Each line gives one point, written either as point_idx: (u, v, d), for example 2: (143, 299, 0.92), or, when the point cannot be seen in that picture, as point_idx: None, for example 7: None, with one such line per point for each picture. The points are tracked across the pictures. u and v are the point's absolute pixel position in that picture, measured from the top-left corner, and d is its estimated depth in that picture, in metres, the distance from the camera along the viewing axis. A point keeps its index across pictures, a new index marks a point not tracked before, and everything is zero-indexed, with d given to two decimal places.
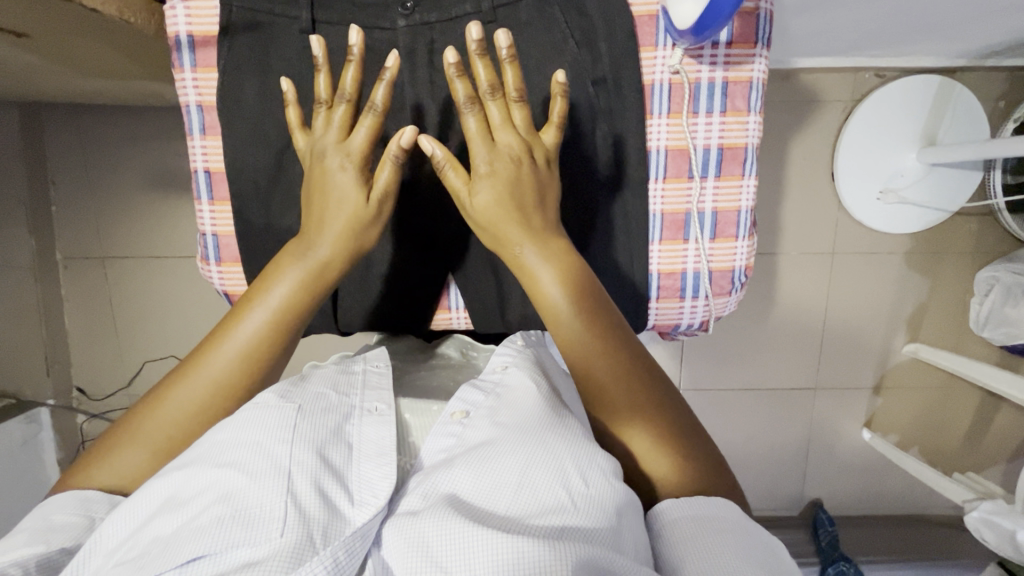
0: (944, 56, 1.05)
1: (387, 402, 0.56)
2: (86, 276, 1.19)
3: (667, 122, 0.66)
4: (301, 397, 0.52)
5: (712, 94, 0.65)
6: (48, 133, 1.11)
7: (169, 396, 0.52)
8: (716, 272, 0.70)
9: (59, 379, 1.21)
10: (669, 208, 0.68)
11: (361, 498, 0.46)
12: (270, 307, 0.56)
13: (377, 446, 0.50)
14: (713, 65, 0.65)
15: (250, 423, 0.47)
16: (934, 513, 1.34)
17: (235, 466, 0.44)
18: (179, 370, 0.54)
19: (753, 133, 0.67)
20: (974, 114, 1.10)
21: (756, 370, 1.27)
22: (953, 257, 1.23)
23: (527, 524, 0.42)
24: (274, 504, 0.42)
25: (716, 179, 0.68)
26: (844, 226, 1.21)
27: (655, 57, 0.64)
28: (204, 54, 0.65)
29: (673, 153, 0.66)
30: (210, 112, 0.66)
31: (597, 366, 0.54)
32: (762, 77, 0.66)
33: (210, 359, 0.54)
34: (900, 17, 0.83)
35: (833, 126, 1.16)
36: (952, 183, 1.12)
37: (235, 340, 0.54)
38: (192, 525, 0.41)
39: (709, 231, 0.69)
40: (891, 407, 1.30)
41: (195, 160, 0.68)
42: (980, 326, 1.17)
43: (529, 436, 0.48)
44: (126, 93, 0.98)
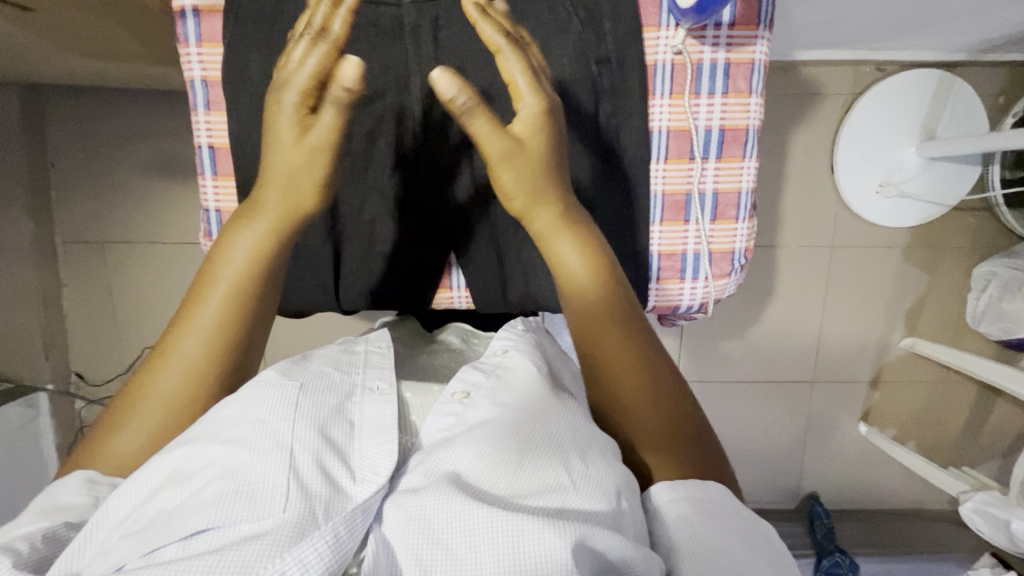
0: (944, 50, 1.05)
1: (389, 381, 0.57)
2: (87, 262, 1.19)
3: (670, 102, 0.66)
4: (303, 375, 0.53)
5: (714, 76, 0.66)
6: (49, 117, 1.11)
7: (151, 375, 0.51)
8: (715, 253, 0.70)
9: (57, 364, 1.21)
10: (670, 188, 0.68)
11: (362, 475, 0.47)
12: (230, 279, 0.54)
13: (378, 424, 0.51)
14: (716, 46, 0.65)
15: (253, 401, 0.48)
16: (928, 506, 1.35)
17: (238, 442, 0.45)
18: (156, 352, 0.53)
19: (754, 116, 0.68)
20: (974, 107, 1.11)
21: (753, 362, 1.27)
22: (951, 251, 1.23)
23: (524, 502, 0.43)
24: (277, 480, 0.43)
25: (717, 161, 0.68)
26: (843, 220, 1.21)
27: (659, 38, 0.64)
28: (209, 28, 0.65)
29: (675, 133, 0.67)
30: (214, 87, 0.66)
31: (604, 345, 0.55)
32: (764, 59, 0.67)
33: (181, 336, 0.52)
34: (903, 9, 0.83)
35: (833, 119, 1.16)
36: (950, 177, 1.13)
37: (199, 320, 0.53)
38: (198, 497, 0.42)
39: (709, 212, 0.69)
40: (888, 400, 1.30)
41: (199, 136, 0.68)
42: (977, 320, 1.19)
43: (526, 420, 0.48)
44: (128, 76, 0.98)
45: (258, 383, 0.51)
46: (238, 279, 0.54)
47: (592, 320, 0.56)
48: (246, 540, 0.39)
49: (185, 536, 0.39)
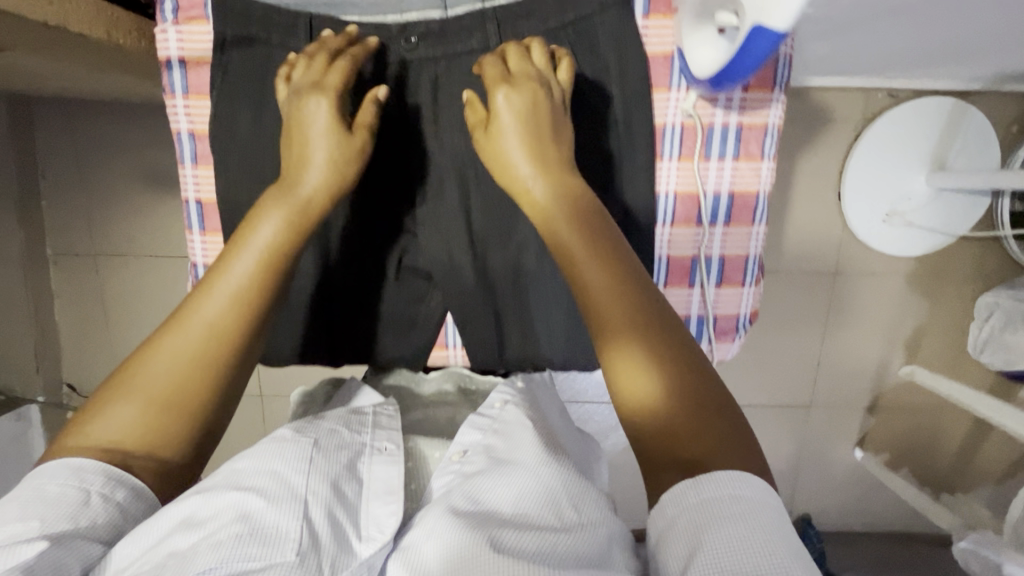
0: (959, 79, 1.02)
1: (396, 442, 0.56)
2: (77, 273, 1.17)
3: (678, 165, 0.64)
4: (316, 432, 0.53)
5: (726, 139, 0.64)
6: (38, 126, 1.08)
7: (161, 344, 0.48)
8: (720, 318, 0.69)
9: (49, 376, 1.20)
10: (675, 253, 0.67)
11: (368, 533, 0.45)
12: (260, 246, 0.52)
13: (385, 485, 0.50)
14: (727, 109, 0.63)
15: (270, 450, 0.47)
16: (921, 531, 1.35)
17: (255, 489, 0.44)
18: (167, 322, 0.50)
19: (765, 180, 0.65)
20: (986, 138, 1.08)
21: (751, 386, 1.27)
22: (955, 281, 1.22)
23: (531, 541, 0.41)
24: (289, 530, 0.42)
25: (725, 226, 0.66)
26: (848, 247, 1.19)
27: (669, 100, 0.63)
28: (195, 80, 0.64)
29: (683, 197, 0.65)
30: (200, 140, 0.66)
31: (599, 290, 0.47)
32: (778, 123, 0.64)
33: (200, 303, 0.50)
34: (920, 44, 0.80)
35: (842, 145, 1.14)
36: (959, 208, 1.11)
37: (224, 283, 0.50)
38: (206, 537, 0.40)
39: (715, 277, 0.68)
40: (884, 427, 1.30)
41: (186, 190, 0.68)
42: (977, 351, 1.17)
43: (529, 471, 0.48)
44: (118, 90, 0.95)
45: (272, 439, 0.50)
46: (268, 249, 0.52)
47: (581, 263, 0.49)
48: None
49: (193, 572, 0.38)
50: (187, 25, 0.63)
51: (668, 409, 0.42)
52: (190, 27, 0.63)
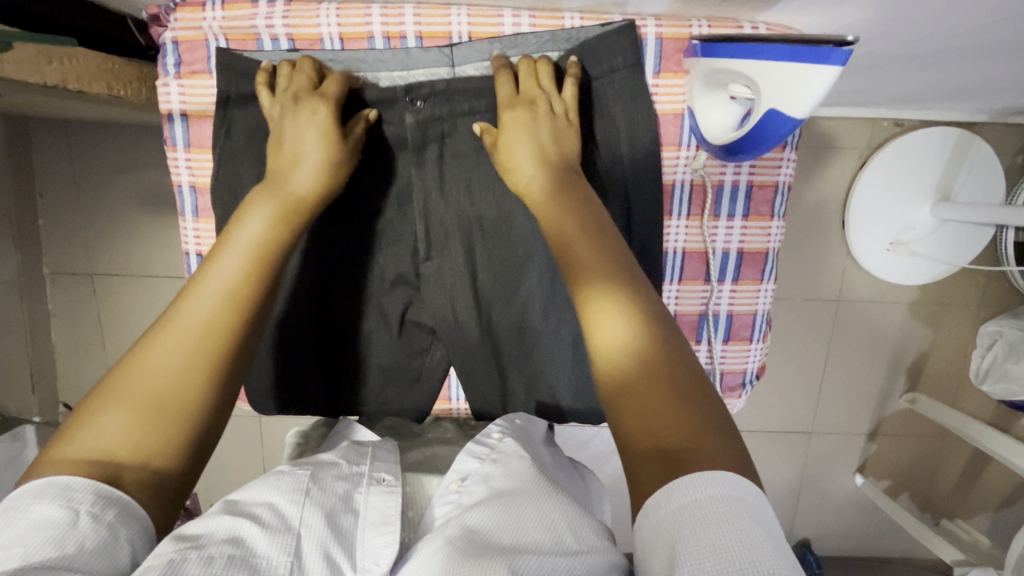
0: (965, 111, 1.02)
1: (394, 473, 0.56)
2: (75, 292, 1.16)
3: (686, 224, 0.65)
4: (315, 466, 0.53)
5: (735, 198, 0.64)
6: (36, 146, 1.07)
7: (150, 348, 0.46)
8: (727, 374, 0.69)
9: (45, 396, 1.18)
10: (683, 309, 0.67)
11: (363, 566, 0.45)
12: (247, 241, 0.53)
13: (381, 515, 0.50)
14: (738, 169, 0.63)
15: (267, 484, 0.48)
16: (919, 556, 1.35)
17: (249, 517, 0.45)
18: (157, 323, 0.48)
19: (775, 238, 0.66)
20: (991, 169, 1.08)
21: (751, 411, 1.26)
22: (958, 309, 1.21)
23: (524, 561, 0.41)
24: (281, 561, 0.42)
25: (733, 283, 0.66)
26: (850, 274, 1.19)
27: (678, 158, 0.63)
28: (196, 135, 0.65)
29: (690, 254, 0.65)
30: (201, 193, 0.67)
31: (583, 261, 0.50)
32: (789, 181, 0.65)
33: (192, 298, 0.49)
34: (929, 83, 0.80)
35: (847, 173, 1.13)
36: (962, 238, 1.11)
37: (219, 275, 0.50)
38: (195, 553, 0.40)
39: (723, 333, 0.67)
40: (884, 453, 1.30)
41: (186, 242, 0.69)
42: (980, 378, 1.16)
43: (518, 499, 0.48)
44: (117, 115, 0.94)
45: (271, 475, 0.51)
46: (258, 239, 0.53)
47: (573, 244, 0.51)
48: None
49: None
50: (188, 80, 0.64)
51: (632, 359, 0.43)
52: (191, 82, 0.64)
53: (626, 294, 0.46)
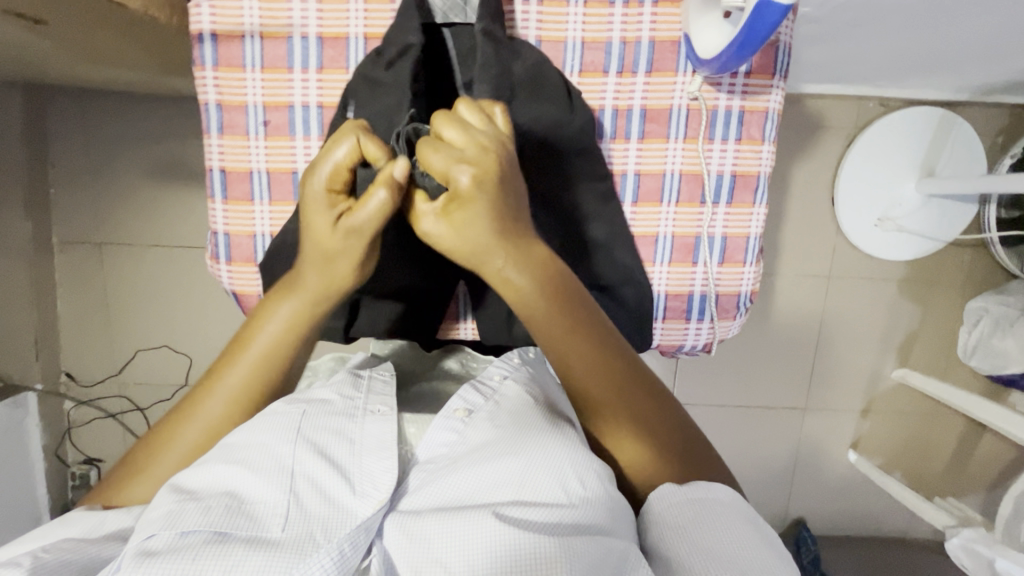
0: (947, 89, 1.07)
1: (390, 404, 0.56)
2: (80, 261, 1.17)
3: (683, 146, 0.68)
4: (307, 402, 0.54)
5: (728, 122, 0.68)
6: (51, 115, 1.10)
7: (180, 431, 0.54)
8: (722, 296, 0.71)
9: (47, 365, 1.19)
10: (680, 231, 0.70)
11: (363, 490, 0.48)
12: (262, 346, 0.56)
13: (378, 440, 0.52)
14: (731, 94, 0.67)
15: (259, 426, 0.50)
16: (913, 536, 1.37)
17: (242, 463, 0.48)
18: (185, 409, 0.56)
19: (766, 162, 0.69)
20: (973, 148, 1.13)
21: (747, 387, 1.28)
22: (946, 286, 1.25)
23: (527, 518, 0.44)
24: (278, 501, 0.46)
25: (728, 206, 0.70)
26: (841, 251, 1.23)
27: (675, 83, 0.67)
28: (226, 53, 0.66)
29: (687, 177, 0.69)
30: (228, 111, 0.68)
31: (597, 393, 0.57)
32: (778, 107, 0.68)
33: (213, 398, 0.55)
34: (910, 52, 0.85)
35: (836, 151, 1.18)
36: (948, 214, 1.15)
37: (235, 379, 0.56)
38: (194, 505, 0.44)
39: (718, 255, 0.71)
40: (877, 430, 1.32)
41: (211, 159, 0.69)
42: (967, 354, 1.20)
43: (522, 438, 0.50)
44: (134, 81, 0.97)
45: (266, 412, 0.53)
46: (279, 338, 0.56)
47: (594, 370, 0.56)
48: (242, 548, 0.42)
49: (178, 531, 0.42)
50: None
51: (647, 471, 0.58)
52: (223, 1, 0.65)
53: (638, 425, 0.57)
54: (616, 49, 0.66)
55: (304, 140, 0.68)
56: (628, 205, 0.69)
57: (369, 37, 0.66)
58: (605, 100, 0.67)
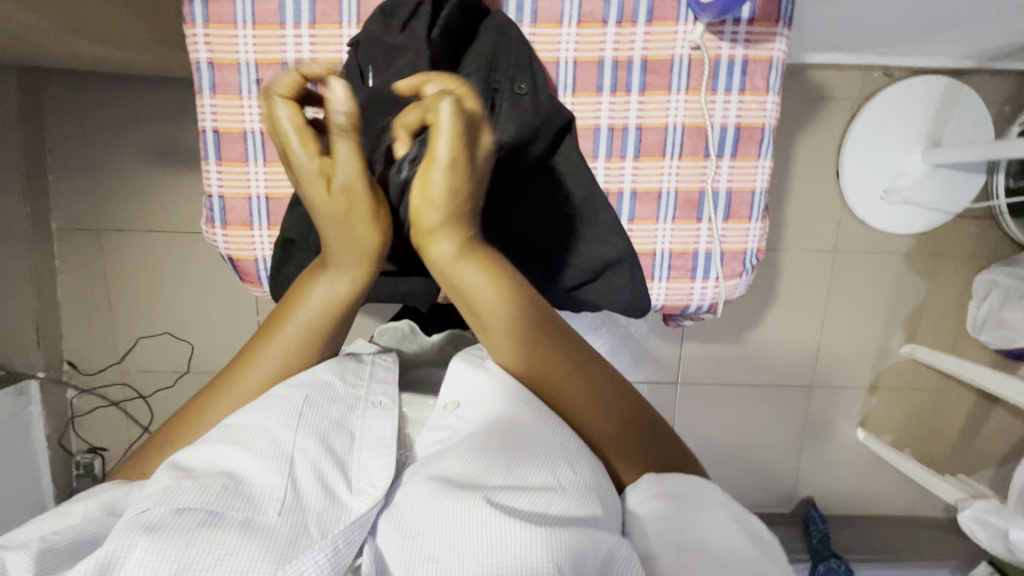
0: (953, 56, 1.05)
1: (391, 397, 0.55)
2: (81, 248, 1.17)
3: (685, 98, 0.67)
4: (309, 381, 0.52)
5: (732, 72, 0.66)
6: (47, 100, 1.10)
7: (194, 421, 0.53)
8: (728, 253, 0.70)
9: (49, 353, 1.18)
10: (683, 186, 0.69)
11: (359, 486, 0.47)
12: (286, 341, 0.54)
13: (378, 437, 0.51)
14: (734, 43, 0.65)
15: (260, 408, 0.48)
16: (922, 514, 1.35)
17: (241, 445, 0.46)
18: (204, 393, 0.54)
19: (770, 114, 0.68)
20: (981, 116, 1.11)
21: (753, 365, 1.27)
22: (954, 260, 1.23)
23: (514, 504, 0.43)
24: (275, 486, 0.44)
25: (732, 159, 0.68)
26: (847, 225, 1.21)
27: (676, 32, 0.65)
28: (216, 10, 0.65)
29: (690, 130, 0.67)
30: (221, 70, 0.66)
31: (572, 397, 0.54)
32: (783, 57, 0.67)
33: (230, 389, 0.54)
34: (917, 12, 0.83)
35: (840, 123, 1.16)
36: (956, 185, 1.13)
37: (258, 371, 0.54)
38: (191, 482, 0.43)
39: (722, 212, 0.69)
40: (886, 407, 1.30)
41: (203, 119, 0.68)
42: (977, 329, 1.18)
43: (519, 425, 0.49)
44: (131, 61, 0.96)
45: (269, 393, 0.51)
46: (307, 327, 0.54)
47: (557, 378, 0.54)
48: (235, 534, 0.41)
49: (175, 508, 0.41)
50: None
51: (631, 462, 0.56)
52: None
53: (614, 427, 0.55)
54: None
55: None
56: (631, 159, 0.68)
57: None
58: (605, 50, 0.66)
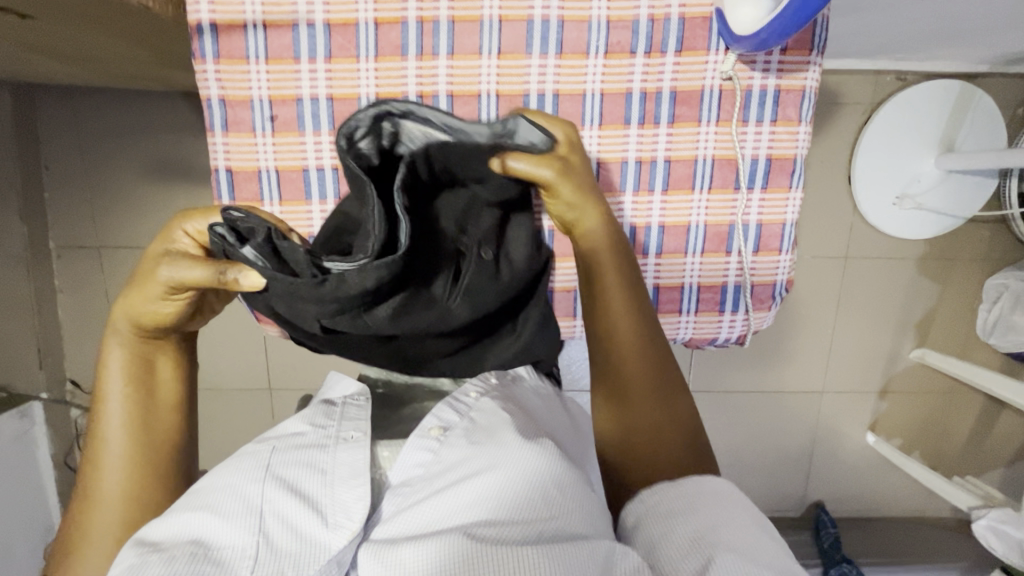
0: (968, 59, 1.04)
1: (363, 429, 0.57)
2: (82, 266, 1.14)
3: (716, 129, 0.65)
4: (278, 438, 0.56)
5: (764, 102, 0.64)
6: (41, 116, 1.06)
7: (85, 529, 0.54)
8: (757, 286, 0.69)
9: (52, 373, 1.16)
10: (713, 220, 0.67)
11: (336, 520, 0.49)
12: (121, 404, 0.58)
13: (350, 468, 0.52)
14: (767, 72, 0.64)
15: (227, 468, 0.51)
16: (932, 515, 1.36)
17: (208, 509, 0.48)
18: (78, 499, 0.56)
19: (802, 144, 0.66)
20: (995, 120, 1.09)
21: (763, 372, 1.26)
22: (964, 264, 1.23)
23: (492, 534, 0.45)
24: (246, 543, 0.46)
25: (763, 191, 0.67)
26: (858, 231, 1.20)
27: (706, 63, 0.63)
28: (226, 44, 0.62)
29: (720, 162, 0.66)
30: (233, 108, 0.64)
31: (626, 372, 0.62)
32: (815, 86, 0.65)
33: (99, 479, 0.56)
34: (936, 20, 0.81)
35: (852, 129, 1.14)
36: (969, 190, 1.12)
37: (113, 449, 0.57)
38: (156, 556, 0.44)
39: (753, 244, 0.68)
40: (895, 412, 1.30)
41: (215, 159, 0.66)
42: (987, 333, 1.18)
43: (503, 450, 0.51)
44: (129, 77, 0.93)
45: (240, 454, 0.55)
46: (128, 377, 0.59)
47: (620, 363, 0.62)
48: None
49: None
50: None
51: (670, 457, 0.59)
52: None
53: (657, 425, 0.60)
54: (643, 27, 0.63)
55: (314, 135, 0.65)
56: (659, 193, 0.67)
57: (380, 24, 0.63)
58: (633, 82, 0.64)
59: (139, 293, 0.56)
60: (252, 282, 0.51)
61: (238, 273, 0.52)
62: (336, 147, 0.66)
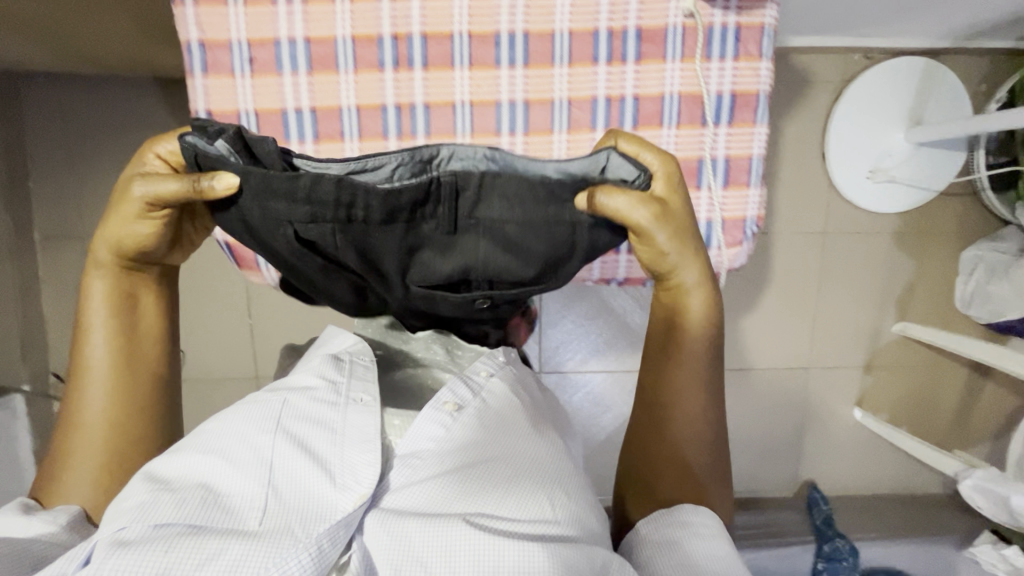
0: (930, 34, 1.08)
1: (373, 393, 0.56)
2: (66, 256, 1.14)
3: (681, 66, 0.70)
4: (286, 389, 0.56)
5: (725, 39, 0.70)
6: (27, 105, 1.08)
7: (75, 441, 0.61)
8: (728, 220, 0.74)
9: (34, 365, 1.15)
10: (682, 155, 0.73)
11: (345, 483, 0.49)
12: (103, 331, 0.62)
13: (362, 432, 0.53)
14: (727, 11, 0.69)
15: (238, 418, 0.51)
16: (923, 491, 1.36)
17: (220, 454, 0.48)
18: (65, 410, 0.62)
19: (764, 80, 0.71)
20: (960, 94, 1.13)
21: (749, 349, 1.27)
22: (940, 238, 1.25)
23: (501, 528, 0.45)
24: (255, 494, 0.46)
25: (729, 126, 0.72)
26: (835, 207, 1.23)
27: (668, 4, 0.69)
28: None
29: (686, 98, 0.71)
30: (212, 51, 0.69)
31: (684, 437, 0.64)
32: (773, 24, 0.70)
33: (85, 397, 0.62)
34: None
35: (824, 107, 1.18)
36: (939, 162, 1.15)
37: (96, 372, 0.62)
38: (167, 495, 0.45)
39: (722, 178, 0.73)
40: (881, 387, 1.31)
41: (196, 100, 0.71)
42: (965, 305, 1.20)
43: (514, 452, 0.52)
44: (113, 60, 0.95)
45: (247, 402, 0.54)
46: (109, 303, 0.63)
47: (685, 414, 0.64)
48: (215, 542, 0.42)
49: (151, 523, 0.42)
50: None
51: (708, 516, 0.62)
52: None
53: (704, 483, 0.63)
54: None
55: (291, 76, 0.71)
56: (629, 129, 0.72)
57: None
58: (599, 23, 0.69)
59: (119, 214, 0.58)
60: (228, 184, 0.51)
61: (211, 181, 0.51)
62: (311, 88, 0.71)
